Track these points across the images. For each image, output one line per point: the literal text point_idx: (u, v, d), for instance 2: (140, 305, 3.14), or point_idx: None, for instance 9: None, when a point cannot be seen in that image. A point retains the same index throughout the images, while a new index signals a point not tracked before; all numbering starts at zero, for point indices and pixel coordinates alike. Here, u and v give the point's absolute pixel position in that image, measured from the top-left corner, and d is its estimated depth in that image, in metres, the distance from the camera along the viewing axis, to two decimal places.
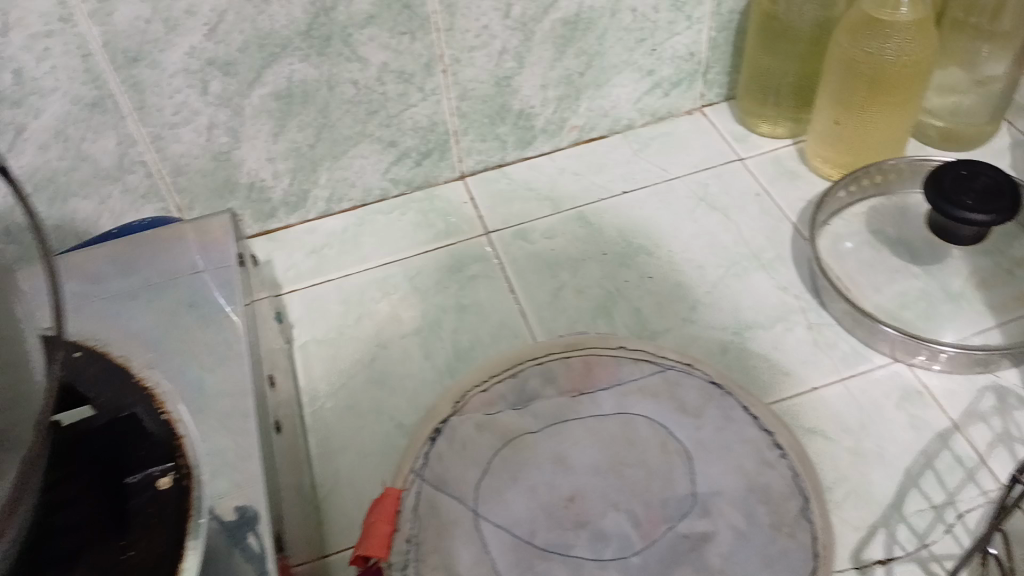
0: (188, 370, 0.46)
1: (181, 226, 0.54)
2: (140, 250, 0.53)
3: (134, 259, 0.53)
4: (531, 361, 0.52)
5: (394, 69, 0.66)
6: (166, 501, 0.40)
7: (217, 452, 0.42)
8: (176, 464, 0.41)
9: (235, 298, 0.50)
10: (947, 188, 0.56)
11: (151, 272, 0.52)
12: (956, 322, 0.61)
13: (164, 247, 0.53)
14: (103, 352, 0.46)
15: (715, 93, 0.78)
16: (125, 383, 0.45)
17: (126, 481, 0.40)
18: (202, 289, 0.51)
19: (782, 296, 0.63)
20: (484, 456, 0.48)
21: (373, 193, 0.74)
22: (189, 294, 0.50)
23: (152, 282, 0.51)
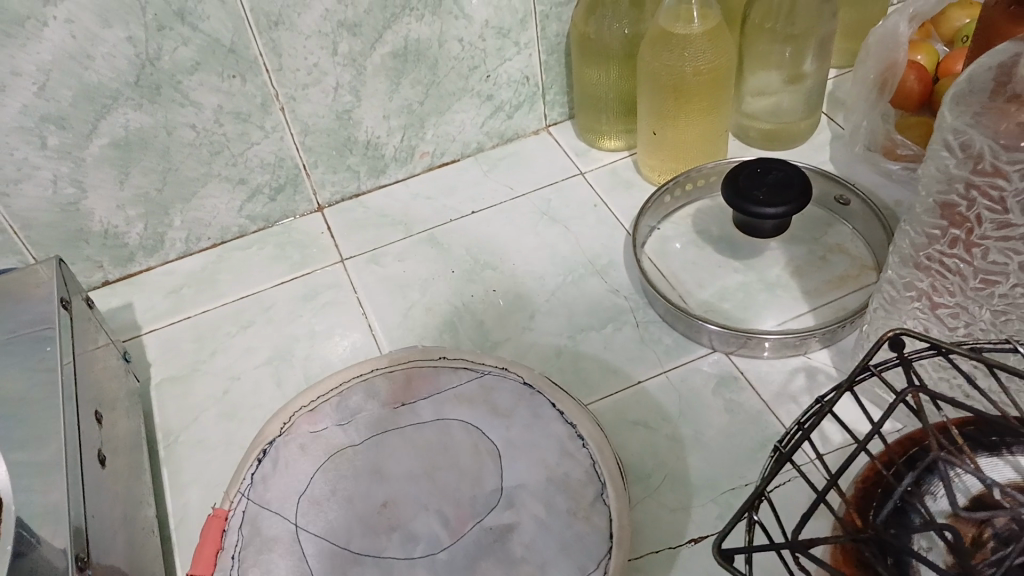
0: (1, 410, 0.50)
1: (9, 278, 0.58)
2: None
3: None
4: (356, 378, 0.55)
5: (230, 111, 0.69)
6: None
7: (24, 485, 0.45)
8: None
9: (53, 339, 0.53)
10: (742, 185, 0.61)
11: None
12: (773, 309, 0.64)
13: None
14: None
15: (557, 111, 0.82)
16: None
17: None
18: (23, 332, 0.54)
19: (612, 297, 0.67)
20: (307, 472, 0.51)
21: (230, 231, 0.76)
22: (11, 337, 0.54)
23: None
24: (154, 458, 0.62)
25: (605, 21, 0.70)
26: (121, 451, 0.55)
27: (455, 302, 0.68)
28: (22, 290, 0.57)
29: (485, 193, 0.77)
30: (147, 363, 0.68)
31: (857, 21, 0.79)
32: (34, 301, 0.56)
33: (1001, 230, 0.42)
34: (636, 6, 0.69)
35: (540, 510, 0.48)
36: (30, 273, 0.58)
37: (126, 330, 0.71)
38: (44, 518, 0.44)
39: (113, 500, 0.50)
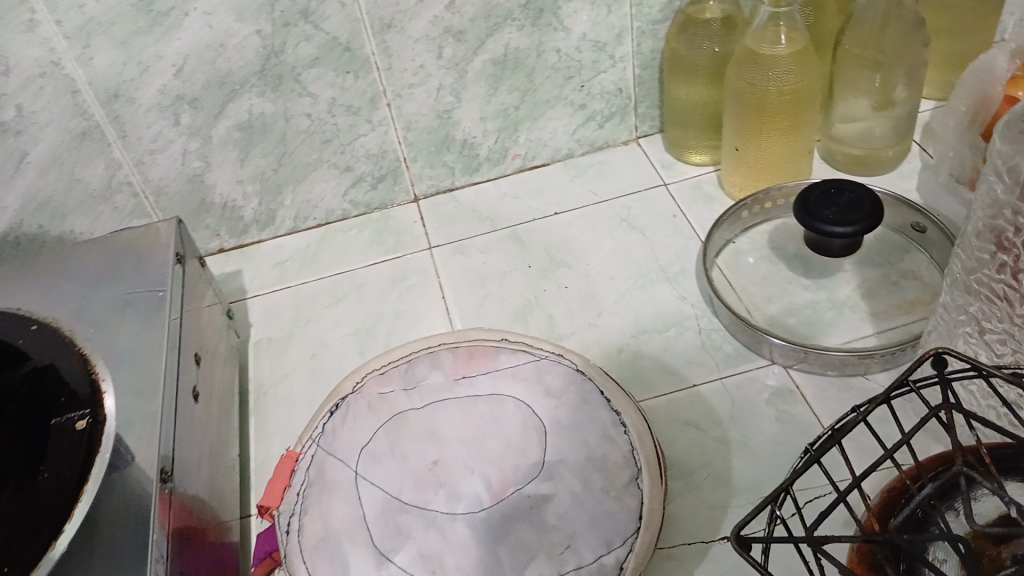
0: (116, 342, 0.59)
1: (138, 236, 0.68)
2: (105, 253, 0.67)
3: (99, 258, 0.67)
4: (424, 350, 0.60)
5: (342, 104, 0.75)
6: (79, 440, 0.49)
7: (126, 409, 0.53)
8: (92, 410, 0.51)
9: (165, 287, 0.62)
10: (813, 205, 0.62)
11: (106, 270, 0.66)
12: (838, 328, 0.64)
13: (120, 251, 0.67)
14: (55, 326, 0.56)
15: (648, 125, 0.85)
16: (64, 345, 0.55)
17: (50, 421, 0.50)
18: (141, 281, 0.63)
19: (680, 304, 0.70)
20: (371, 427, 0.56)
21: (334, 214, 0.83)
22: (131, 286, 0.63)
23: (105, 276, 0.65)
24: (244, 407, 0.69)
25: (695, 39, 0.73)
26: (213, 395, 0.62)
27: (528, 296, 0.73)
28: (145, 244, 0.67)
29: (570, 198, 0.81)
30: (248, 323, 0.75)
31: (960, 53, 0.79)
32: (154, 256, 0.65)
33: None
34: (727, 27, 0.72)
35: (577, 484, 0.51)
36: (153, 231, 0.68)
37: (233, 293, 0.79)
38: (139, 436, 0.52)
39: (201, 433, 0.57)
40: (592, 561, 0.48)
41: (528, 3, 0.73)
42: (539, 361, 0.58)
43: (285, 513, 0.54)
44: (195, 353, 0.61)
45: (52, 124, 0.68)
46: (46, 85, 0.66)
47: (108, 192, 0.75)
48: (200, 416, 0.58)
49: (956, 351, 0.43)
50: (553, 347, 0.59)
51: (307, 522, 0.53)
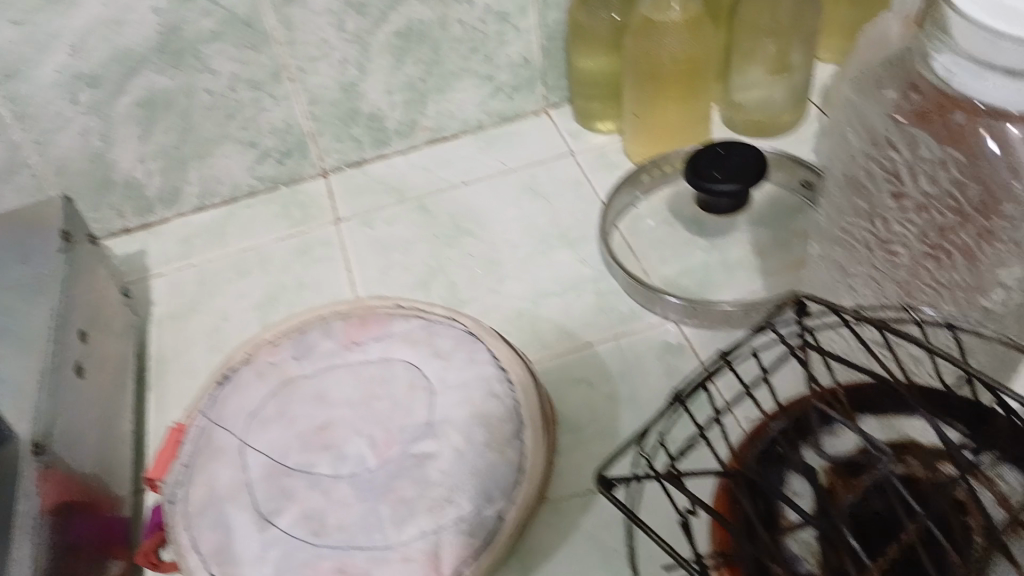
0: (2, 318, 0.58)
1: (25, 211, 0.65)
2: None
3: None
4: (317, 317, 0.59)
5: (245, 79, 0.74)
6: None
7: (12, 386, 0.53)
8: None
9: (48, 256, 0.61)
10: (701, 167, 0.63)
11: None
12: (726, 286, 0.67)
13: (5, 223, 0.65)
14: None
15: (557, 95, 0.85)
16: None
17: None
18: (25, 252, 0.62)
19: (578, 268, 0.71)
20: (260, 395, 0.55)
21: (241, 189, 0.82)
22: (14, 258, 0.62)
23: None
24: (144, 382, 0.68)
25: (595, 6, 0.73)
26: (106, 371, 0.61)
27: (430, 262, 0.74)
28: (29, 220, 0.65)
29: (478, 168, 0.82)
30: (151, 300, 0.75)
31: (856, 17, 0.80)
32: (41, 234, 0.63)
33: (895, 202, 0.43)
34: None
35: (460, 441, 0.52)
36: (44, 208, 0.65)
37: (137, 271, 0.78)
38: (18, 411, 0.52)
39: (90, 407, 0.57)
40: (472, 513, 0.49)
41: None
42: (431, 324, 0.58)
43: (171, 484, 0.53)
44: (83, 329, 0.59)
45: None
46: None
47: (6, 172, 0.73)
48: (89, 391, 0.57)
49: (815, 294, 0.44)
50: (446, 310, 0.59)
51: (192, 491, 0.52)
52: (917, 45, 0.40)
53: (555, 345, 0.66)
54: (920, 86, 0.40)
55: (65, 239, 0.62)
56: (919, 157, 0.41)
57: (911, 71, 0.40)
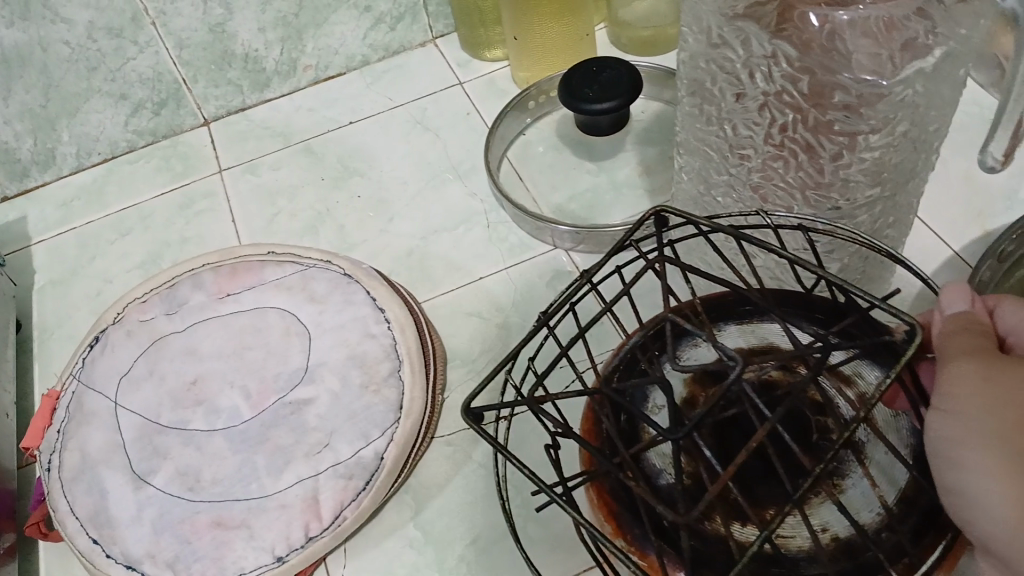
0: None
1: None
2: None
3: None
4: (188, 270, 0.57)
5: (101, 26, 0.70)
6: None
7: None
8: None
9: None
10: (574, 86, 0.61)
11: None
12: (614, 208, 0.66)
13: None
14: None
15: (442, 23, 0.83)
16: None
17: None
18: None
19: (468, 200, 0.70)
20: (130, 356, 0.54)
21: (120, 146, 0.79)
22: None
23: None
24: (27, 354, 0.66)
25: None
26: None
27: (317, 205, 0.72)
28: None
29: (365, 105, 0.79)
30: (32, 269, 0.72)
31: None
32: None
33: (738, 102, 0.43)
34: None
35: (336, 385, 0.51)
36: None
37: (16, 240, 0.75)
38: None
39: None
40: (350, 455, 0.48)
41: None
42: (307, 270, 0.56)
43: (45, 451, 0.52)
44: None
45: None
46: None
47: None
48: None
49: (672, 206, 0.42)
50: (321, 254, 0.57)
51: (65, 457, 0.51)
52: None
53: (444, 280, 0.65)
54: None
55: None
56: (750, 52, 0.40)
57: None
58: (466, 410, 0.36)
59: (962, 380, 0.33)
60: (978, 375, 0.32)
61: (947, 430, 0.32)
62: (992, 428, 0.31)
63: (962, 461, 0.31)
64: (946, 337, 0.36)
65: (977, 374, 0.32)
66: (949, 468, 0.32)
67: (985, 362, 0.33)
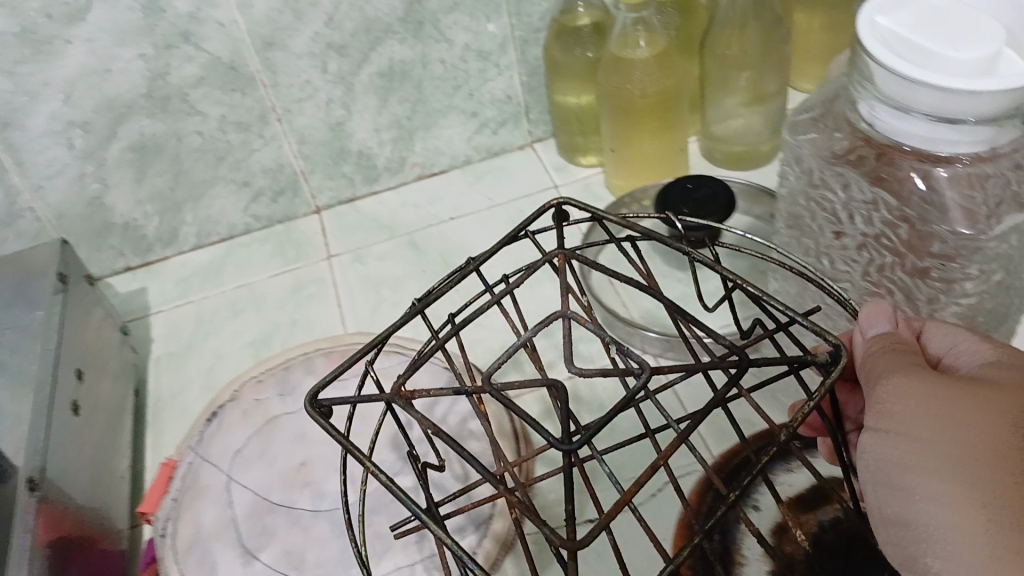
0: None
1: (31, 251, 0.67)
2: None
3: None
4: (299, 355, 0.62)
5: (232, 121, 0.77)
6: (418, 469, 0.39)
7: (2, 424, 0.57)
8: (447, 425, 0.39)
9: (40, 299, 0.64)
10: (670, 201, 0.64)
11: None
12: (704, 317, 0.68)
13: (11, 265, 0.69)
14: None
15: (542, 129, 0.88)
16: None
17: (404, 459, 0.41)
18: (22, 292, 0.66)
19: (562, 301, 0.73)
20: (245, 432, 0.59)
21: (238, 229, 0.85)
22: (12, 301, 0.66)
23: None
24: (143, 420, 0.70)
25: (568, 45, 0.76)
26: (102, 404, 0.64)
27: (417, 296, 0.76)
28: (29, 262, 0.67)
29: (466, 203, 0.84)
30: (151, 340, 0.77)
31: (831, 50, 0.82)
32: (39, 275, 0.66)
33: (837, 240, 0.47)
34: (596, 32, 0.75)
35: None
36: (32, 255, 0.68)
37: (138, 311, 0.80)
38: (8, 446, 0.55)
39: (85, 447, 0.60)
40: None
41: (407, 17, 0.75)
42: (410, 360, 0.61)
43: (162, 518, 0.55)
44: (79, 369, 0.62)
45: None
46: None
47: (9, 218, 0.77)
48: (82, 430, 0.60)
49: (576, 202, 0.46)
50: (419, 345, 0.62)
51: (181, 527, 0.54)
52: (844, 91, 0.44)
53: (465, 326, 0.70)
54: (845, 126, 0.44)
55: (62, 280, 0.64)
56: (851, 196, 0.45)
57: (835, 117, 0.45)
58: (317, 398, 0.38)
59: (902, 407, 0.36)
60: (916, 400, 0.36)
61: (892, 447, 0.36)
62: (935, 452, 0.35)
63: (909, 481, 0.35)
64: (874, 359, 0.39)
65: (916, 398, 0.36)
66: (892, 486, 0.36)
67: (926, 386, 0.37)
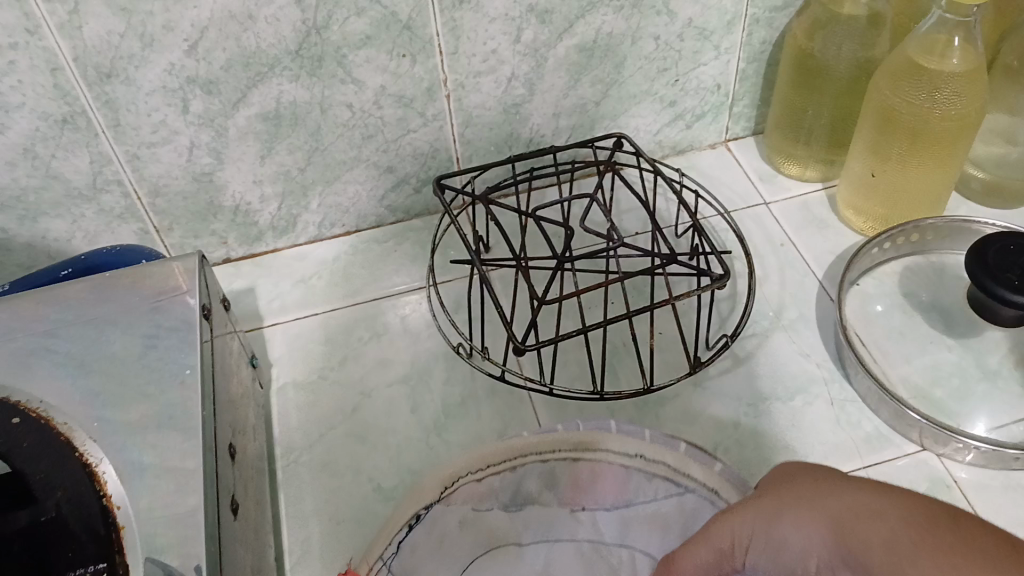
0: (130, 451, 0.42)
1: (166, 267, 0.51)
2: (105, 295, 0.50)
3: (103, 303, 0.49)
4: (537, 457, 0.48)
5: (392, 93, 0.60)
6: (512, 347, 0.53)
7: (145, 512, 0.39)
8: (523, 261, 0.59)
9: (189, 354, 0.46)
10: (991, 263, 0.51)
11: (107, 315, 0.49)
12: (994, 406, 0.54)
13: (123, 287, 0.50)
14: (47, 419, 0.44)
15: (741, 126, 0.72)
16: (50, 441, 0.43)
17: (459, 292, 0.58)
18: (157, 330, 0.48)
19: (801, 362, 0.58)
20: (464, 556, 0.48)
21: (368, 219, 0.69)
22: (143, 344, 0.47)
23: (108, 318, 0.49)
24: (274, 478, 0.54)
25: (833, 40, 0.60)
26: (249, 477, 0.48)
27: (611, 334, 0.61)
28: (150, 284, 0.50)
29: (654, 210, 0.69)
30: (269, 360, 0.61)
31: None
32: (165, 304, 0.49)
33: None
34: (872, 25, 0.59)
35: None
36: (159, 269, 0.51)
37: (248, 318, 0.64)
38: (165, 544, 0.38)
39: (244, 549, 0.43)
40: None
41: None
42: (684, 496, 0.48)
43: None
44: (230, 443, 0.46)
45: (25, 108, 0.53)
46: (17, 58, 0.51)
47: (93, 191, 0.60)
48: (241, 528, 0.43)
49: (630, 139, 0.65)
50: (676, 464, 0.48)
51: None
52: None
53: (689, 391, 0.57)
54: None
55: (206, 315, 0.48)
56: None
57: None
58: (438, 184, 0.61)
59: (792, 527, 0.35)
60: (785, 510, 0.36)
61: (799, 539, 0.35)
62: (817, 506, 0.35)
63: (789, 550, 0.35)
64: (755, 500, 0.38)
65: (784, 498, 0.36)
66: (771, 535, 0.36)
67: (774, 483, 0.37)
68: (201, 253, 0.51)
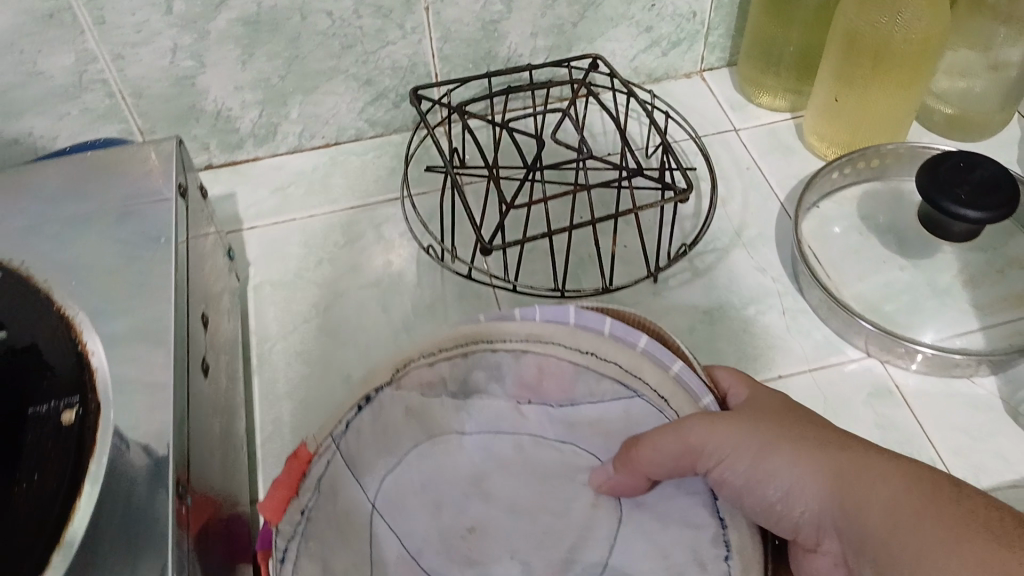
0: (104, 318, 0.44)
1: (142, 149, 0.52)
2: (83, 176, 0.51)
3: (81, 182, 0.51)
4: (487, 343, 0.43)
5: (371, 3, 0.61)
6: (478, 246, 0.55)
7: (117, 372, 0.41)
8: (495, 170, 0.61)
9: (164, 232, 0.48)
10: (942, 178, 0.53)
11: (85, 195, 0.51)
12: (940, 320, 0.57)
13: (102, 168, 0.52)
14: (26, 276, 0.45)
15: (716, 56, 0.74)
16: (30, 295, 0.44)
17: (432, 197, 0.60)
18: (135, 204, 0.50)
19: (758, 276, 0.60)
20: (407, 439, 0.45)
21: (347, 133, 0.71)
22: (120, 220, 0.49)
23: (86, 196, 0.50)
24: (247, 366, 0.57)
25: None
26: (221, 357, 0.50)
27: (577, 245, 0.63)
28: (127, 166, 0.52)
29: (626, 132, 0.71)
30: (246, 261, 0.63)
31: None
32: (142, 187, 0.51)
33: None
34: None
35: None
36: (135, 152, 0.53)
37: (227, 222, 0.66)
38: None
39: (214, 416, 0.46)
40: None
41: None
42: (632, 400, 0.43)
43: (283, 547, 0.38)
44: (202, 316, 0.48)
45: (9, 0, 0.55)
46: None
47: (75, 89, 0.61)
48: (211, 396, 0.46)
49: (606, 59, 0.66)
50: (632, 363, 0.42)
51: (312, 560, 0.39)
52: None
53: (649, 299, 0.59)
54: None
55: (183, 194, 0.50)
56: None
57: None
58: (414, 94, 0.63)
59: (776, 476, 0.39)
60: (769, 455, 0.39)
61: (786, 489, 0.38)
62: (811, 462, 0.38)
63: (773, 483, 0.39)
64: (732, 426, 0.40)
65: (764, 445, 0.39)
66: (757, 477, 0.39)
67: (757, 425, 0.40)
68: (179, 139, 0.53)
